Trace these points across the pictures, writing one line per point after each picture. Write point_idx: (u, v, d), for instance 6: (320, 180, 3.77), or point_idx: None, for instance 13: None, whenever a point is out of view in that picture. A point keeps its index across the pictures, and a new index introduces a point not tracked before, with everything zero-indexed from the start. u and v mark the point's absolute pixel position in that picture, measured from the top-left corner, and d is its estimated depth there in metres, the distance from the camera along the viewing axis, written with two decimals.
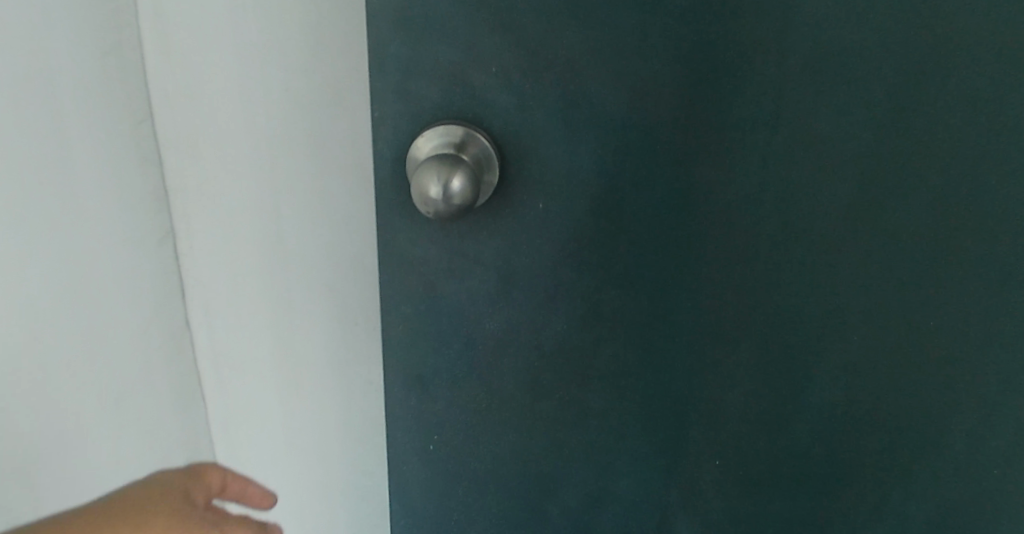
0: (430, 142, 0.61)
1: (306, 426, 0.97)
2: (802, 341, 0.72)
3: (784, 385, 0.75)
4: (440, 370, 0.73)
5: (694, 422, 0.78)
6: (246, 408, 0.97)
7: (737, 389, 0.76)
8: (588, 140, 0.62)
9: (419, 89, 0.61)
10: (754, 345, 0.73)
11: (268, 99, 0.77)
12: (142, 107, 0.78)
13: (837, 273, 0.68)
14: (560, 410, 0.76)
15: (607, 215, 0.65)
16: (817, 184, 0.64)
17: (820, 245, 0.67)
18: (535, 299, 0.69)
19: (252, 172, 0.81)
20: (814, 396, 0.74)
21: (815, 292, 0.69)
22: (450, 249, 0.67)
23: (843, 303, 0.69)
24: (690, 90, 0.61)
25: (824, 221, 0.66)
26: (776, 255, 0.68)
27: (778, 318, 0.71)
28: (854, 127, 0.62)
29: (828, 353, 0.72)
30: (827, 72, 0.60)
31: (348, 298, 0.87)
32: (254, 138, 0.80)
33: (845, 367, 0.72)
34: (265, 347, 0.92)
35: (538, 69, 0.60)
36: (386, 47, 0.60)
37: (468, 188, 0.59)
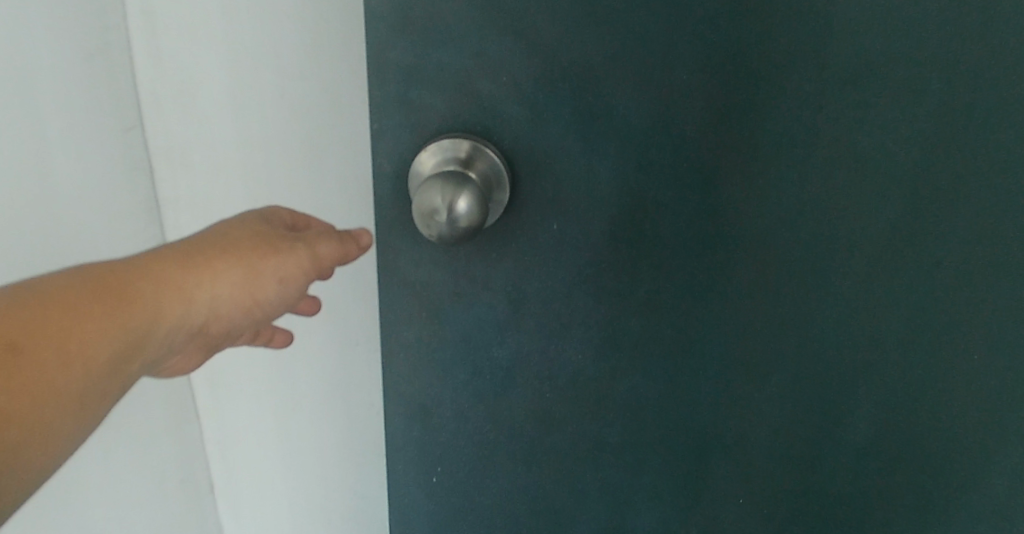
0: (435, 156, 0.56)
1: (303, 447, 0.92)
2: (837, 374, 0.65)
3: (816, 420, 0.68)
4: (444, 400, 0.68)
5: (721, 461, 0.71)
6: (241, 430, 0.93)
7: (764, 428, 0.69)
8: (607, 157, 0.56)
9: (422, 99, 0.56)
10: (782, 380, 0.66)
11: (261, 110, 0.74)
12: (132, 116, 0.76)
13: (874, 299, 0.61)
14: (573, 444, 0.70)
15: (626, 236, 0.59)
16: (860, 209, 0.57)
17: (856, 271, 0.60)
18: (547, 326, 0.64)
19: (245, 184, 0.78)
20: (846, 433, 0.68)
21: (850, 321, 0.62)
22: (455, 271, 0.62)
23: (883, 334, 0.63)
24: (720, 104, 0.54)
25: (863, 246, 0.58)
26: (811, 285, 0.61)
27: (810, 351, 0.64)
28: (900, 147, 0.55)
29: (863, 386, 0.65)
30: (874, 88, 0.53)
31: (349, 319, 0.82)
32: (246, 149, 0.76)
33: (885, 398, 0.66)
34: (264, 369, 0.88)
35: (553, 78, 0.54)
36: (386, 52, 0.55)
37: (477, 209, 0.53)
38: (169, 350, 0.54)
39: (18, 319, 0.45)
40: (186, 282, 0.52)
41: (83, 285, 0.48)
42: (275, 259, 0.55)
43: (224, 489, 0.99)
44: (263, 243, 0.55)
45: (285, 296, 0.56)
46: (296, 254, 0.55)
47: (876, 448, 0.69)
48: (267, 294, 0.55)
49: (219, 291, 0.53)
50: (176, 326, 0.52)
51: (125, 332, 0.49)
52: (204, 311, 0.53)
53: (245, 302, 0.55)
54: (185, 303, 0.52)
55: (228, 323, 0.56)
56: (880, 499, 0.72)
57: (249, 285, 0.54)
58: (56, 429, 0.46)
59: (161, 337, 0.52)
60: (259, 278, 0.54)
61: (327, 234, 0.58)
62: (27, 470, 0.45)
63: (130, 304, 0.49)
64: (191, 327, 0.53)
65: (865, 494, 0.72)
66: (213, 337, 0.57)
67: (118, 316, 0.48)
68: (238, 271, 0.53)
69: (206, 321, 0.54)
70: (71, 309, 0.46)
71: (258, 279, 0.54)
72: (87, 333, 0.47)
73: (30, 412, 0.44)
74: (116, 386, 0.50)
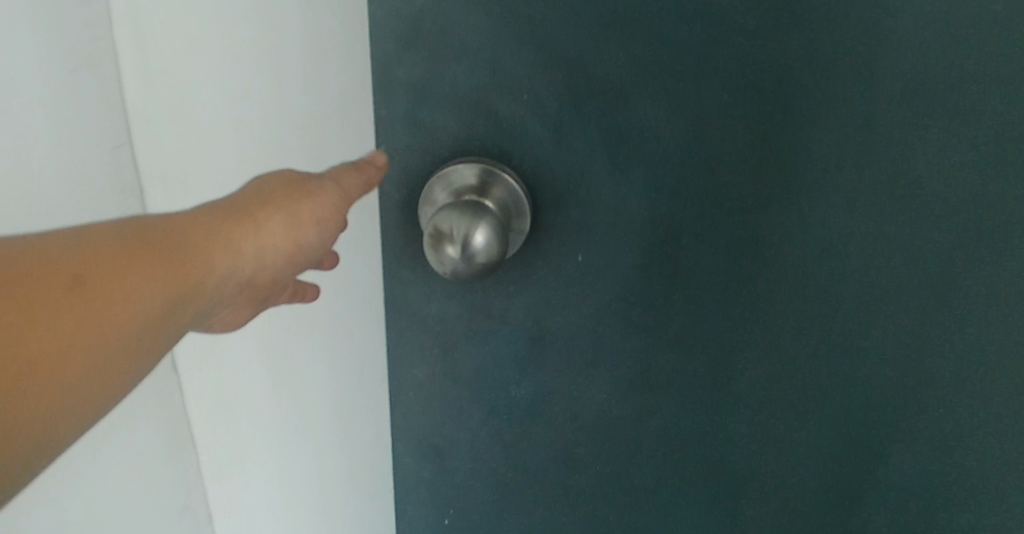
0: (449, 184, 0.51)
1: (302, 472, 0.87)
2: (885, 420, 0.56)
3: (857, 465, 0.58)
4: (459, 440, 0.63)
5: (753, 504, 0.63)
6: (238, 464, 0.88)
7: (798, 484, 0.61)
8: (636, 184, 0.51)
9: (434, 118, 0.51)
10: (818, 434, 0.58)
11: (265, 76, 0.65)
12: (122, 130, 0.70)
13: (932, 341, 0.51)
14: (597, 487, 0.65)
15: (654, 270, 0.54)
16: (918, 254, 0.49)
17: (913, 308, 0.51)
18: (570, 364, 0.58)
19: (239, 154, 0.69)
20: (888, 501, 0.59)
21: (903, 364, 0.53)
22: (471, 305, 0.56)
23: (936, 399, 0.53)
24: (763, 124, 0.47)
25: (918, 280, 0.49)
26: (856, 334, 0.53)
27: (852, 406, 0.56)
28: (965, 187, 0.46)
29: (909, 450, 0.56)
30: (937, 117, 0.45)
31: (350, 348, 0.77)
32: (245, 118, 0.67)
33: (941, 447, 0.55)
34: (260, 403, 0.82)
35: (577, 97, 0.49)
36: (393, 69, 0.50)
37: (495, 243, 0.48)
38: (220, 306, 0.50)
39: (70, 268, 0.41)
40: (233, 234, 0.47)
41: (136, 239, 0.43)
42: (313, 203, 0.49)
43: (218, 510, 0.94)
44: (300, 189, 0.50)
45: (327, 238, 0.51)
46: (337, 198, 0.50)
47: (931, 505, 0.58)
48: (310, 240, 0.50)
49: (268, 242, 0.49)
50: (226, 281, 0.47)
51: (174, 289, 0.44)
52: (253, 264, 0.48)
53: (291, 247, 0.50)
54: (234, 256, 0.47)
55: (278, 274, 0.51)
56: None
57: (292, 231, 0.49)
58: (115, 369, 0.42)
59: (213, 294, 0.47)
60: (300, 224, 0.49)
61: (359, 171, 0.51)
62: (81, 406, 0.42)
63: (181, 258, 0.45)
64: (243, 281, 0.49)
65: None
66: (262, 290, 0.53)
67: (168, 273, 0.44)
68: (278, 218, 0.49)
69: (257, 275, 0.50)
70: (122, 263, 0.42)
71: (299, 225, 0.50)
72: (138, 280, 0.43)
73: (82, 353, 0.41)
74: (163, 348, 0.45)
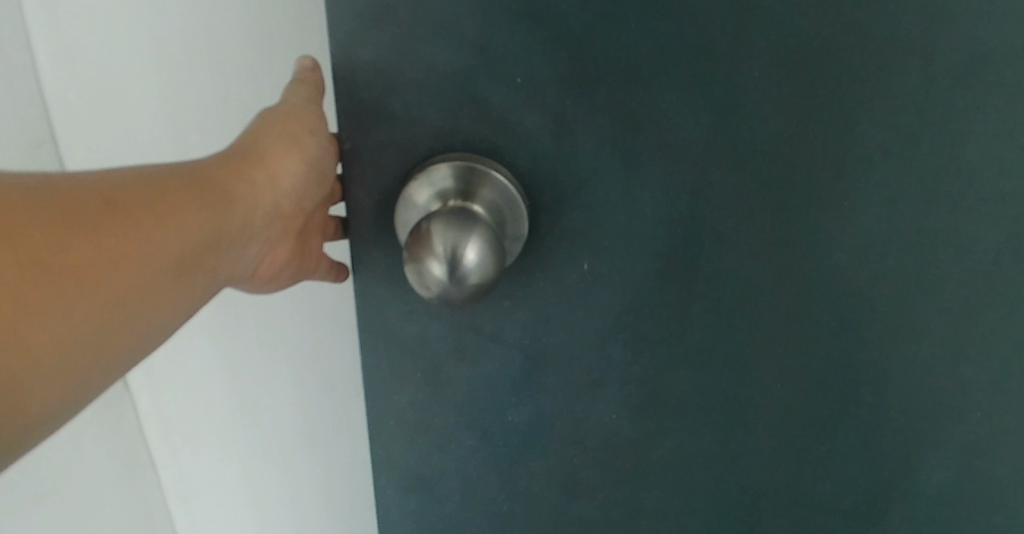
0: (428, 186, 0.43)
1: (277, 482, 0.81)
2: (921, 425, 0.51)
3: (889, 470, 0.53)
4: (447, 471, 0.55)
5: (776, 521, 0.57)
6: (208, 481, 0.84)
7: (823, 495, 0.55)
8: (652, 178, 0.44)
9: (409, 109, 0.42)
10: (851, 440, 0.52)
11: (201, 45, 0.56)
12: (25, 57, 0.60)
13: (975, 336, 0.47)
14: (604, 513, 0.57)
15: (672, 277, 0.47)
16: (966, 246, 0.45)
17: (958, 301, 0.46)
18: (574, 384, 0.51)
19: (169, 124, 0.61)
20: (918, 505, 0.55)
21: (944, 365, 0.48)
22: (457, 323, 0.48)
23: (983, 396, 0.49)
24: (800, 106, 0.41)
25: (964, 272, 0.45)
26: (893, 334, 0.48)
27: (888, 410, 0.51)
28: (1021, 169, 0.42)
29: (943, 449, 0.52)
30: (997, 94, 0.41)
31: (321, 371, 0.69)
32: (178, 88, 0.59)
33: (976, 445, 0.51)
34: (228, 419, 0.77)
35: (585, 78, 0.41)
36: (358, 51, 0.41)
37: (490, 258, 0.40)
38: (255, 245, 0.49)
39: (89, 202, 0.41)
40: (242, 164, 0.47)
41: (156, 175, 0.44)
42: (297, 119, 0.47)
43: (178, 506, 0.89)
44: (290, 113, 0.47)
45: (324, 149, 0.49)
46: (317, 115, 0.48)
47: (965, 501, 0.54)
48: (311, 152, 0.48)
49: (282, 168, 0.47)
50: (252, 212, 0.47)
51: (198, 221, 0.44)
52: (270, 192, 0.48)
53: (303, 172, 0.49)
54: (249, 186, 0.47)
55: (299, 203, 0.50)
56: None
57: (299, 154, 0.48)
58: (160, 292, 0.43)
59: (236, 229, 0.46)
60: (296, 141, 0.47)
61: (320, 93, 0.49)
62: (136, 323, 0.43)
63: (198, 192, 0.44)
64: (272, 212, 0.48)
65: None
66: (293, 223, 0.51)
67: (186, 201, 0.44)
68: (281, 142, 0.47)
69: (279, 206, 0.49)
70: (143, 194, 0.43)
71: (302, 146, 0.48)
72: (173, 206, 0.43)
73: (127, 271, 0.42)
74: (188, 288, 0.45)
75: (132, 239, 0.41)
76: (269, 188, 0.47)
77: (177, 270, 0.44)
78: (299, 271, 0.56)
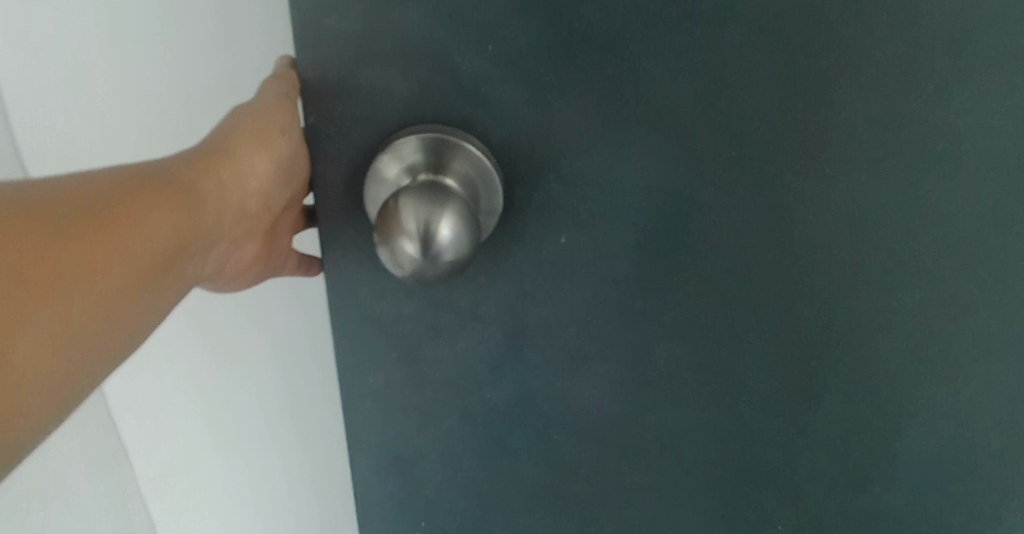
0: (398, 160, 0.41)
1: (257, 468, 0.80)
2: (902, 395, 0.51)
3: (871, 441, 0.53)
4: (427, 452, 0.54)
5: (758, 495, 0.56)
6: (188, 475, 0.82)
7: (806, 469, 0.55)
8: (632, 148, 0.42)
9: (378, 80, 0.40)
10: (834, 412, 0.52)
11: (166, 35, 0.53)
12: None
13: (955, 303, 0.47)
14: (586, 489, 0.56)
15: (653, 250, 0.46)
16: (946, 212, 0.44)
17: (939, 268, 0.46)
18: (554, 360, 0.50)
19: (140, 123, 0.58)
20: (901, 477, 0.54)
21: (924, 333, 0.48)
22: (432, 301, 0.47)
23: (963, 363, 0.49)
24: (782, 71, 0.40)
25: (943, 239, 0.45)
26: (874, 304, 0.47)
27: (870, 380, 0.50)
28: (1002, 132, 0.42)
29: (924, 418, 0.52)
30: (978, 56, 0.40)
31: (299, 356, 0.68)
32: (145, 83, 0.56)
33: (955, 413, 0.51)
34: (206, 410, 0.76)
35: (561, 45, 0.39)
36: (322, 19, 0.39)
37: (464, 234, 0.38)
38: (222, 244, 0.48)
39: (60, 211, 0.40)
40: (209, 164, 0.45)
41: (125, 178, 0.42)
42: (269, 120, 0.45)
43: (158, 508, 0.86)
44: (256, 109, 0.45)
45: (297, 152, 0.47)
46: (292, 119, 0.45)
47: (947, 476, 0.54)
48: (282, 153, 0.46)
49: (250, 167, 0.46)
50: (218, 211, 0.46)
51: (172, 223, 0.43)
52: (237, 192, 0.47)
53: (272, 171, 0.47)
54: (217, 186, 0.45)
55: (267, 203, 0.49)
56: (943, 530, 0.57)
57: (268, 154, 0.46)
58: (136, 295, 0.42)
59: (207, 230, 0.45)
60: (266, 141, 0.45)
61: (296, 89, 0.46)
62: (116, 326, 0.41)
63: (169, 194, 0.43)
64: (237, 212, 0.47)
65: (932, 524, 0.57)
66: (260, 223, 0.50)
67: (159, 204, 0.42)
68: (249, 141, 0.45)
69: (246, 207, 0.48)
70: (114, 196, 0.41)
71: (270, 145, 0.46)
72: (144, 207, 0.42)
73: (102, 274, 0.40)
74: (165, 290, 0.44)
75: (105, 243, 0.40)
76: (233, 188, 0.46)
77: (152, 270, 0.42)
78: (270, 262, 0.54)
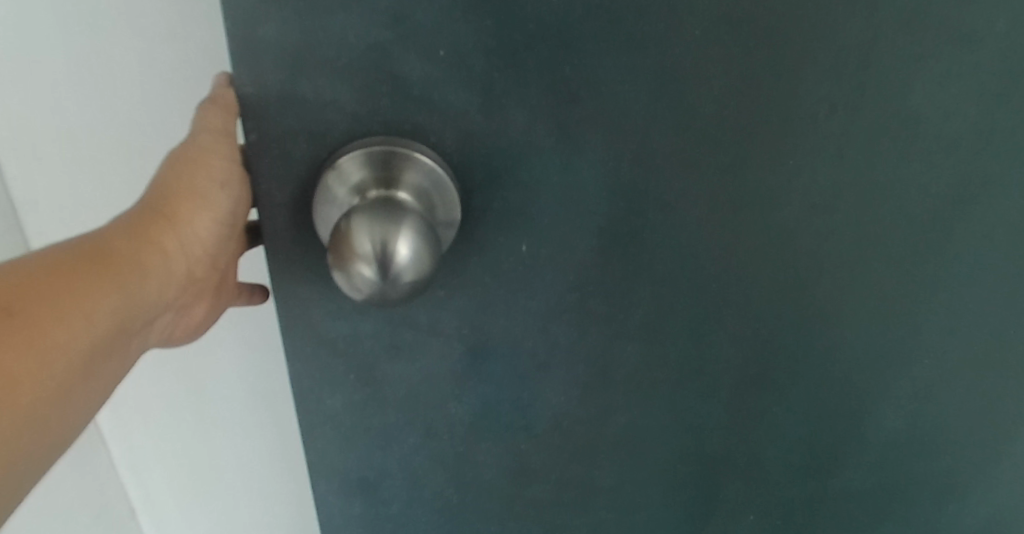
0: (346, 177, 0.38)
1: (239, 494, 0.78)
2: (854, 363, 0.52)
3: (825, 410, 0.55)
4: (392, 470, 0.52)
5: (725, 477, 0.56)
6: (181, 513, 0.80)
7: (770, 445, 0.55)
8: (590, 149, 0.41)
9: (320, 92, 0.37)
10: (794, 389, 0.53)
11: (96, 43, 0.50)
12: None
13: (900, 271, 0.48)
14: (557, 494, 0.55)
15: (617, 252, 0.44)
16: (894, 190, 0.45)
17: (887, 242, 0.47)
18: (519, 369, 0.48)
19: (91, 145, 0.55)
20: (854, 435, 0.57)
21: (874, 302, 0.50)
22: (389, 319, 0.45)
23: (906, 325, 0.51)
24: (741, 64, 0.39)
25: (891, 215, 0.46)
26: (831, 285, 0.48)
27: (826, 355, 0.51)
28: (949, 111, 0.43)
29: (884, 382, 0.54)
30: (930, 42, 0.40)
31: (270, 375, 0.66)
32: (81, 100, 0.53)
33: (898, 370, 0.54)
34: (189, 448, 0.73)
35: (513, 47, 0.37)
36: (254, 30, 0.36)
37: (424, 250, 0.36)
38: (168, 315, 0.46)
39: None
40: (146, 230, 0.42)
41: (47, 262, 0.39)
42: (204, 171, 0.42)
43: None
44: (188, 160, 0.42)
45: (237, 198, 0.43)
46: (231, 160, 0.42)
47: (889, 425, 0.57)
48: (222, 206, 0.43)
49: (190, 229, 0.43)
50: (159, 281, 0.43)
51: (102, 309, 0.39)
52: (180, 257, 0.43)
53: (214, 228, 0.44)
54: (158, 256, 0.42)
55: (214, 263, 0.46)
56: (886, 472, 0.60)
57: (209, 209, 0.43)
58: (75, 392, 0.39)
59: (147, 306, 0.43)
60: (202, 195, 0.42)
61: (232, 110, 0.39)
62: (54, 430, 0.38)
63: (96, 278, 0.39)
64: (180, 277, 0.44)
65: (875, 468, 0.60)
66: (208, 282, 0.47)
67: (88, 286, 0.39)
68: (186, 200, 0.42)
69: (193, 272, 0.45)
70: (45, 291, 0.38)
71: (209, 200, 0.43)
72: (76, 299, 0.38)
73: (39, 378, 0.37)
74: (99, 378, 0.40)
75: (41, 344, 0.37)
76: (174, 253, 0.43)
77: (90, 363, 0.39)
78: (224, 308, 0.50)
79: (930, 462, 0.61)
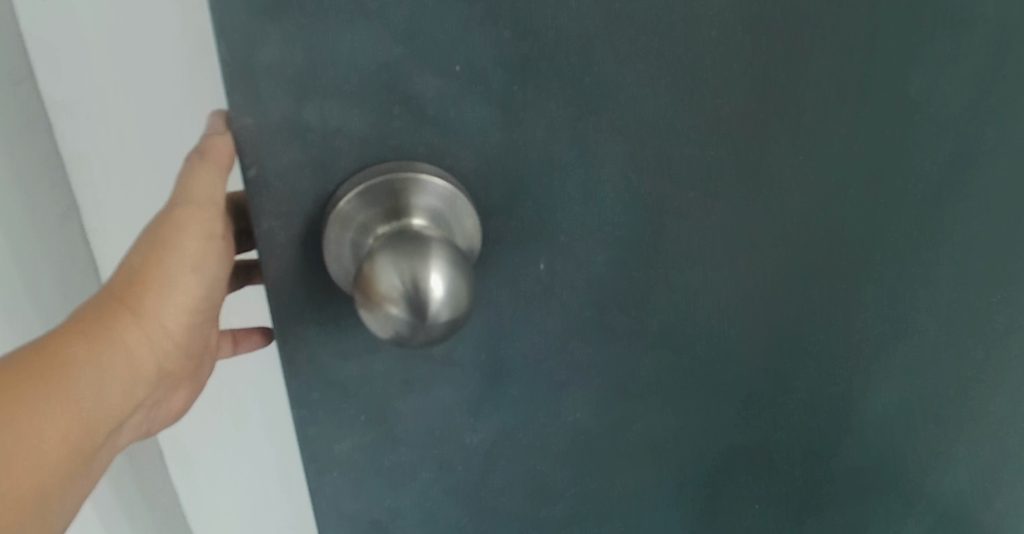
0: (355, 210, 0.35)
1: None
2: (866, 351, 0.52)
3: (834, 398, 0.54)
4: (404, 508, 0.48)
5: (729, 470, 0.55)
6: None
7: (779, 437, 0.54)
8: (611, 159, 0.39)
9: (327, 119, 0.34)
10: (806, 381, 0.52)
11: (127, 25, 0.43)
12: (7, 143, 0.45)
13: (908, 255, 0.48)
14: (574, 511, 0.53)
15: (637, 261, 0.42)
16: (900, 176, 0.45)
17: (897, 228, 0.47)
18: (538, 390, 0.46)
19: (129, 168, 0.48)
20: (864, 423, 0.56)
21: (885, 289, 0.49)
22: (402, 354, 0.42)
23: (915, 310, 0.51)
24: (760, 60, 0.38)
25: (899, 200, 0.46)
26: (843, 274, 0.47)
27: (840, 344, 0.51)
28: (950, 95, 0.43)
29: (889, 374, 0.54)
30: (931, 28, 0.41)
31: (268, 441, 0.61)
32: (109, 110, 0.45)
33: (908, 356, 0.53)
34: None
35: (532, 58, 0.35)
36: (255, 55, 0.32)
37: (457, 279, 0.33)
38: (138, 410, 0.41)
39: None
40: (110, 324, 0.37)
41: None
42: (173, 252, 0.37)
43: None
44: (160, 241, 0.37)
45: (211, 276, 0.38)
46: (207, 234, 0.37)
47: (897, 410, 0.56)
48: (193, 288, 0.38)
49: (157, 318, 0.38)
50: (121, 377, 0.38)
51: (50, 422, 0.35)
52: (147, 349, 0.38)
53: (185, 314, 0.39)
54: (120, 351, 0.37)
55: (190, 347, 0.41)
56: (890, 460, 0.60)
57: (182, 290, 0.38)
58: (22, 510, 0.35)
59: (110, 410, 0.38)
60: (170, 278, 0.37)
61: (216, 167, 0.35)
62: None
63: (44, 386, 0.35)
64: (147, 370, 0.39)
65: (880, 456, 0.59)
66: (184, 367, 0.42)
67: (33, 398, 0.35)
68: (150, 285, 0.37)
69: (163, 363, 0.40)
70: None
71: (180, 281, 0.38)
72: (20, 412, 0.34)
73: None
74: (52, 490, 0.36)
75: None
76: (140, 345, 0.38)
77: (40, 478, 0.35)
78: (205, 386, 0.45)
79: (936, 450, 0.60)
